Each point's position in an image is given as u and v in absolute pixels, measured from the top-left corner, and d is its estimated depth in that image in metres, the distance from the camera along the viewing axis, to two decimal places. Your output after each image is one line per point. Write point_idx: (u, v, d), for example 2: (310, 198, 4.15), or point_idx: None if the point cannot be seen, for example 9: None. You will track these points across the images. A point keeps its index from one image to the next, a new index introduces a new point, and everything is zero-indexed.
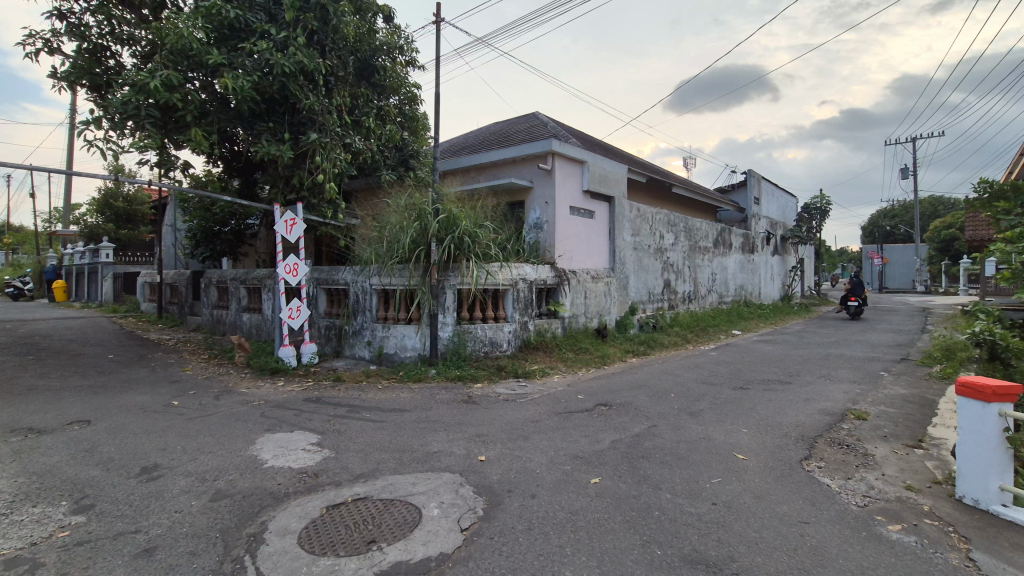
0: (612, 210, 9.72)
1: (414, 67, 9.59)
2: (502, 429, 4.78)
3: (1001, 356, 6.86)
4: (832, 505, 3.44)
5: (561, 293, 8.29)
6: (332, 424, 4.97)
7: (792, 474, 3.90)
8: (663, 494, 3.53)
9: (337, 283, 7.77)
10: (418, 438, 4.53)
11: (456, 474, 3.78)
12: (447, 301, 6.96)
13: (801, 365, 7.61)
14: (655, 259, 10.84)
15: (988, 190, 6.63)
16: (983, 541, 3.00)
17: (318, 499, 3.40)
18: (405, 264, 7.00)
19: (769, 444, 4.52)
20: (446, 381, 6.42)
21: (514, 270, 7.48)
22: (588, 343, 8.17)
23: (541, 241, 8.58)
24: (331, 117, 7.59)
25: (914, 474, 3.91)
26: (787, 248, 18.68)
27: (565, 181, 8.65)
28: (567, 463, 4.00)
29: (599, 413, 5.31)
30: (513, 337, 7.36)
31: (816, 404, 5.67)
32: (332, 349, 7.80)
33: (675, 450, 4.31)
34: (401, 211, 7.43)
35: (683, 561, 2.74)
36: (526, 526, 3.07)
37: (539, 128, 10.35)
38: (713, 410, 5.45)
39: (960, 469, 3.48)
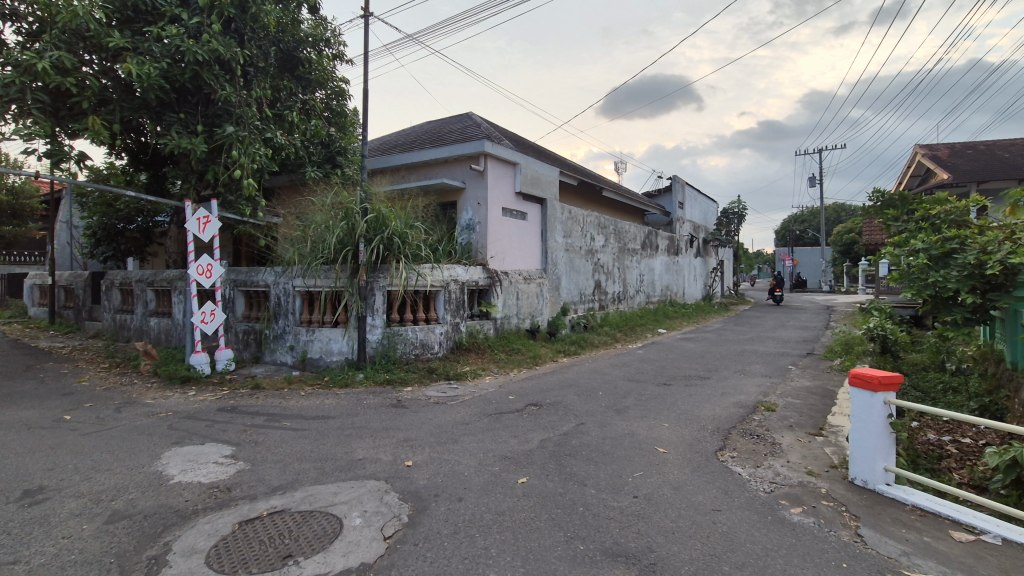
0: (544, 211, 9.86)
1: (342, 61, 9.29)
2: (431, 432, 4.71)
3: (891, 350, 7.66)
4: (742, 492, 3.66)
5: (493, 294, 8.32)
6: (248, 434, 4.70)
7: (707, 465, 4.12)
8: (587, 490, 3.62)
9: (257, 285, 7.40)
10: (343, 446, 4.38)
11: (381, 481, 3.68)
12: (376, 303, 6.77)
13: (719, 361, 8.07)
14: (586, 260, 11.13)
15: (880, 199, 7.33)
16: (870, 518, 3.31)
17: (231, 514, 3.20)
18: (331, 264, 6.78)
19: (687, 437, 4.74)
20: (374, 386, 6.25)
21: (446, 271, 7.41)
22: (520, 343, 8.24)
23: (473, 241, 8.56)
24: (251, 109, 7.17)
25: (815, 460, 4.24)
26: (709, 251, 19.76)
27: (497, 182, 8.68)
28: (495, 464, 4.01)
29: (529, 413, 5.36)
30: (444, 338, 7.27)
31: (731, 397, 6.02)
32: (251, 355, 7.41)
33: (600, 447, 4.43)
34: (327, 209, 7.16)
35: (605, 555, 2.82)
36: (451, 530, 3.04)
37: (472, 128, 10.35)
38: (638, 406, 5.65)
39: (853, 453, 3.81)
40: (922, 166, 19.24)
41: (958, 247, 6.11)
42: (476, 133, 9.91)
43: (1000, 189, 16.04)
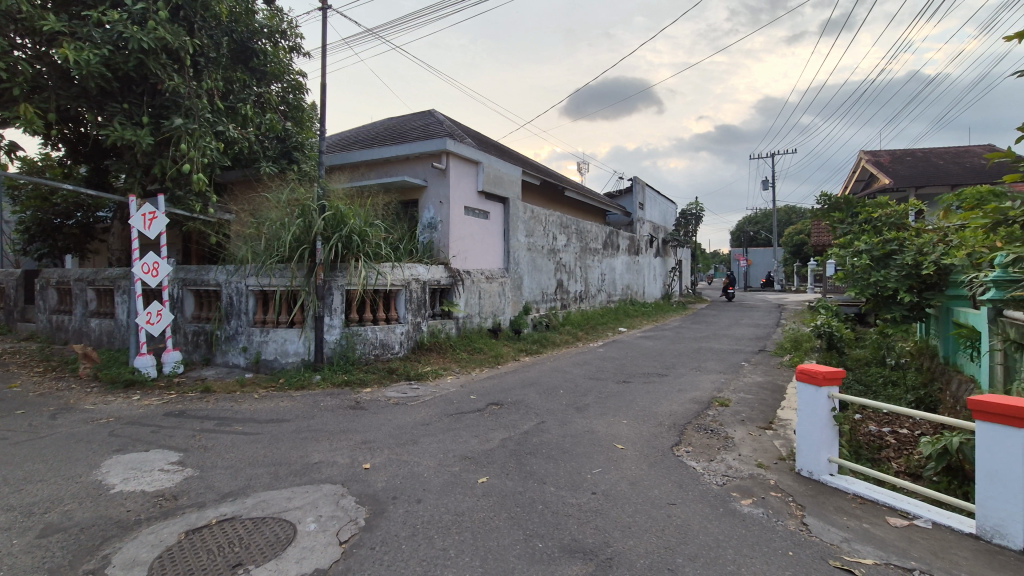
0: (507, 211, 9.86)
1: (299, 54, 9.04)
2: (390, 434, 4.64)
3: (837, 346, 7.95)
4: (696, 486, 3.77)
5: (455, 293, 8.28)
6: (197, 439, 4.52)
7: (664, 460, 4.23)
8: (547, 487, 3.64)
9: (207, 284, 7.12)
10: (298, 449, 4.26)
11: (337, 485, 3.61)
12: (334, 303, 6.63)
13: (676, 359, 8.28)
14: (548, 260, 11.20)
15: (827, 202, 7.73)
16: (815, 507, 3.46)
17: (177, 523, 3.07)
18: (286, 263, 6.61)
19: (644, 433, 4.85)
20: (332, 388, 6.11)
21: (407, 270, 7.31)
22: (482, 342, 8.22)
23: (435, 241, 8.48)
24: (201, 101, 6.88)
25: (764, 453, 4.41)
26: (668, 251, 20.25)
27: (459, 181, 8.62)
28: (455, 464, 3.99)
29: (490, 412, 5.36)
30: (405, 338, 7.17)
31: (687, 394, 6.19)
32: (201, 357, 7.12)
33: (560, 444, 4.47)
34: (282, 206, 6.94)
35: (563, 551, 2.85)
36: (409, 532, 3.00)
37: (434, 126, 10.24)
38: (598, 404, 5.73)
39: (800, 446, 3.97)
40: (865, 172, 20.31)
41: (898, 248, 6.47)
42: (439, 130, 9.82)
43: (936, 195, 17.13)
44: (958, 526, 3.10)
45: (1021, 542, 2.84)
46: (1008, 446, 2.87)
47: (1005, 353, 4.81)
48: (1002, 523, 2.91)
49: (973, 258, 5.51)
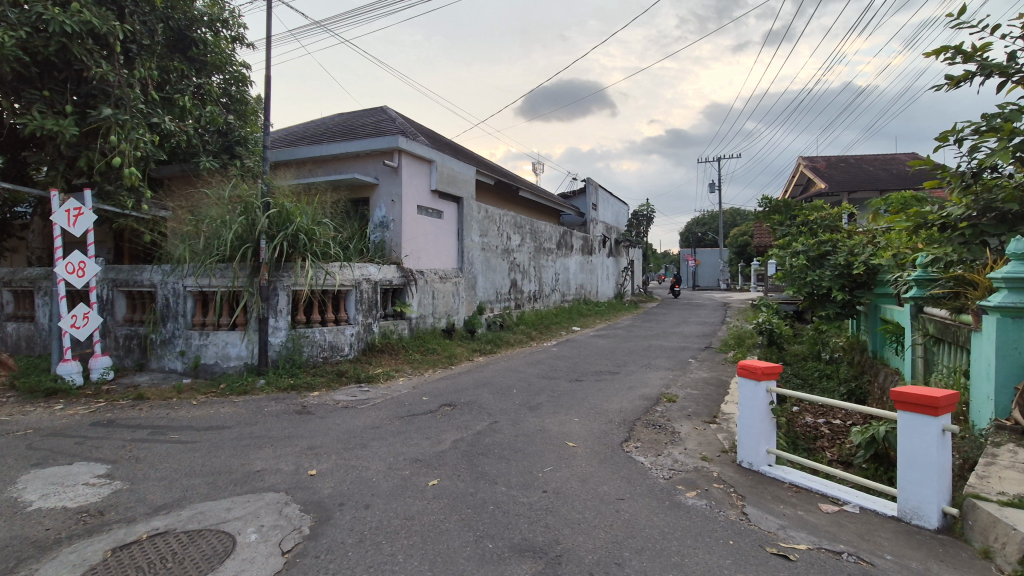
0: (461, 211, 9.80)
1: (242, 45, 8.67)
2: (338, 438, 4.53)
3: (777, 342, 8.39)
4: (644, 480, 3.86)
5: (408, 293, 8.17)
6: (128, 450, 4.25)
7: (613, 456, 4.31)
8: (498, 487, 3.64)
9: (141, 284, 6.73)
10: (238, 458, 4.08)
11: (281, 493, 3.48)
12: (279, 303, 6.41)
13: (627, 357, 8.47)
14: (502, 260, 11.21)
15: (768, 205, 8.10)
16: (754, 496, 3.62)
17: (103, 541, 2.87)
18: (228, 263, 6.35)
19: (596, 430, 4.93)
20: (277, 392, 5.90)
21: (357, 270, 7.14)
22: (436, 343, 8.14)
23: (386, 240, 8.32)
24: (133, 90, 6.48)
25: (708, 446, 4.57)
26: (621, 251, 20.71)
27: (412, 179, 8.49)
28: (405, 468, 3.92)
29: (442, 413, 5.32)
30: (355, 340, 7.00)
31: (637, 391, 6.35)
32: (133, 362, 6.71)
33: (513, 444, 4.48)
34: (223, 203, 6.63)
35: (512, 550, 2.85)
36: (356, 538, 2.93)
37: (387, 123, 10.05)
38: (550, 403, 5.79)
39: (741, 439, 4.14)
40: (803, 177, 21.42)
41: (831, 250, 6.87)
42: (391, 128, 9.64)
43: (866, 199, 18.29)
44: (881, 509, 3.32)
45: (936, 522, 3.07)
46: (926, 433, 3.09)
47: (925, 347, 5.19)
48: (919, 505, 3.13)
49: (898, 259, 5.93)
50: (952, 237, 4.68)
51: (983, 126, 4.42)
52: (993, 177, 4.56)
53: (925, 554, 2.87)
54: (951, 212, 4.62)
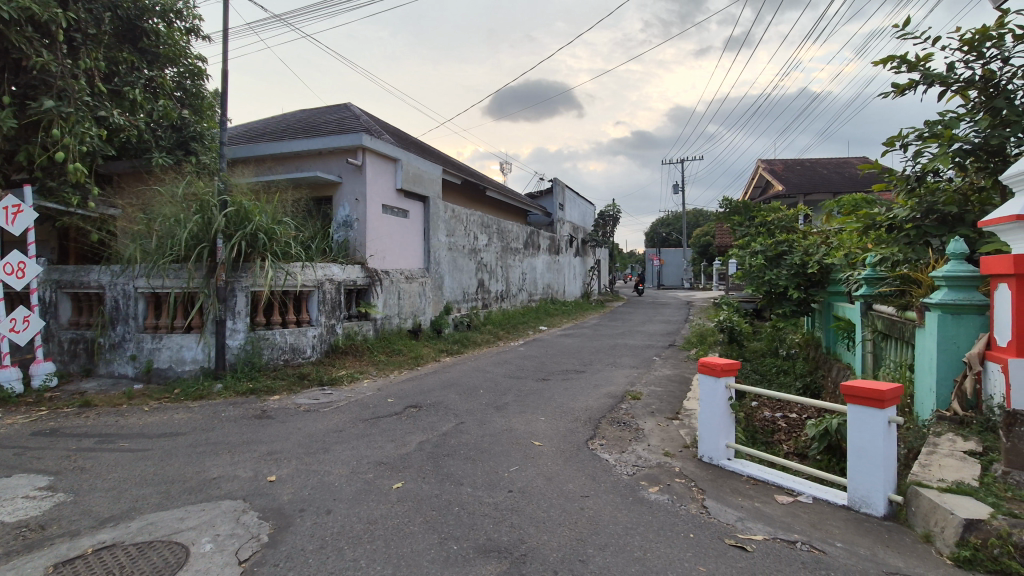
0: (427, 210, 9.71)
1: (198, 37, 8.36)
2: (299, 443, 4.42)
3: (737, 339, 8.64)
4: (608, 477, 3.92)
5: (373, 294, 8.05)
6: (72, 460, 4.04)
7: (579, 454, 4.36)
8: (463, 489, 3.62)
9: (87, 286, 6.42)
10: (193, 465, 3.94)
11: (238, 500, 3.37)
12: (238, 305, 6.24)
13: (593, 355, 8.57)
14: (469, 260, 11.16)
15: (728, 206, 8.32)
16: (714, 490, 3.72)
17: (43, 557, 2.72)
18: (182, 263, 6.13)
19: (561, 428, 4.97)
20: (235, 397, 5.72)
21: (319, 270, 6.99)
22: (401, 344, 8.04)
23: (350, 240, 8.16)
24: (78, 82, 6.17)
25: (671, 442, 4.67)
26: (587, 251, 20.93)
27: (376, 177, 8.36)
28: (369, 471, 3.86)
29: (408, 415, 5.26)
30: (317, 342, 6.85)
31: (602, 389, 6.42)
32: (79, 367, 6.39)
33: (478, 445, 4.47)
34: (177, 201, 6.38)
35: (477, 552, 2.84)
36: (317, 545, 2.87)
37: (351, 120, 9.87)
38: (517, 402, 5.80)
39: (702, 434, 4.24)
40: (762, 179, 22.13)
41: (787, 250, 7.11)
42: (355, 125, 9.48)
43: (821, 201, 19.06)
44: (832, 499, 3.46)
45: (882, 510, 3.22)
46: (873, 425, 3.24)
47: (874, 343, 5.43)
48: (867, 494, 3.27)
49: (849, 259, 6.19)
50: (898, 238, 4.92)
51: (925, 133, 4.67)
52: (936, 181, 4.82)
53: (872, 540, 3.01)
54: (898, 213, 4.85)
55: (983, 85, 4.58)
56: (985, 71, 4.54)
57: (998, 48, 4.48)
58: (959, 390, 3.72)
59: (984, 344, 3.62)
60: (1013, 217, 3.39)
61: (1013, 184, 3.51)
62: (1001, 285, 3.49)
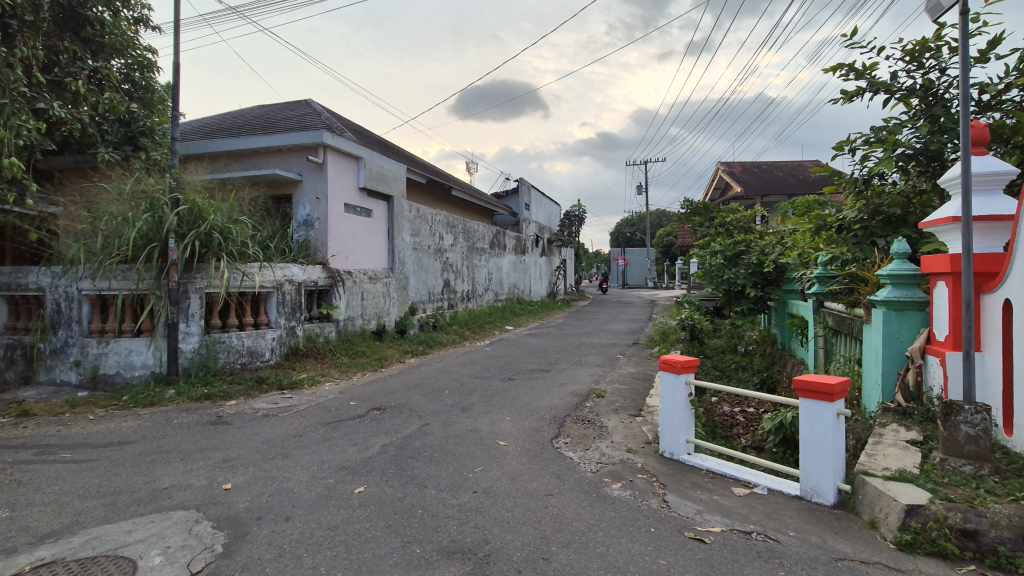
0: (391, 210, 9.57)
1: (147, 28, 8.00)
2: (256, 449, 4.29)
3: (698, 337, 8.87)
4: (572, 475, 3.95)
5: (335, 295, 7.90)
6: (9, 473, 3.81)
7: (543, 452, 4.38)
8: (427, 491, 3.59)
9: (25, 288, 6.06)
10: (143, 475, 3.77)
11: (191, 510, 3.25)
12: (191, 307, 6.01)
13: (559, 354, 8.64)
14: (434, 260, 11.07)
15: (689, 206, 8.53)
16: (674, 484, 3.80)
17: None
18: (131, 264, 5.88)
19: (526, 428, 4.99)
20: (189, 403, 5.50)
21: (278, 271, 6.79)
22: (365, 345, 7.91)
23: (311, 239, 7.97)
24: (13, 71, 5.83)
25: (634, 439, 4.75)
26: (553, 251, 21.09)
27: (338, 176, 8.20)
28: (330, 476, 3.78)
29: (371, 418, 5.18)
30: (276, 344, 6.66)
31: (568, 387, 6.48)
32: (17, 375, 6.02)
33: (443, 446, 4.44)
34: (124, 199, 6.08)
35: (440, 554, 2.82)
36: (275, 553, 2.79)
37: (311, 117, 9.64)
38: (482, 403, 5.78)
39: (663, 430, 4.33)
40: (722, 181, 22.78)
41: (745, 249, 7.33)
42: (316, 122, 9.27)
43: (776, 202, 19.76)
44: (786, 490, 3.59)
45: (831, 499, 3.36)
46: (823, 417, 3.38)
47: (825, 338, 5.66)
48: (818, 484, 3.41)
49: (802, 258, 6.43)
50: (847, 238, 5.14)
51: (871, 138, 4.90)
52: (881, 184, 5.05)
53: (822, 528, 3.14)
54: (847, 214, 5.07)
55: (923, 93, 4.84)
56: (926, 80, 4.80)
57: (936, 58, 4.74)
58: (902, 382, 3.92)
59: (924, 339, 3.83)
60: (948, 218, 3.59)
61: (949, 187, 3.71)
62: (939, 283, 3.69)
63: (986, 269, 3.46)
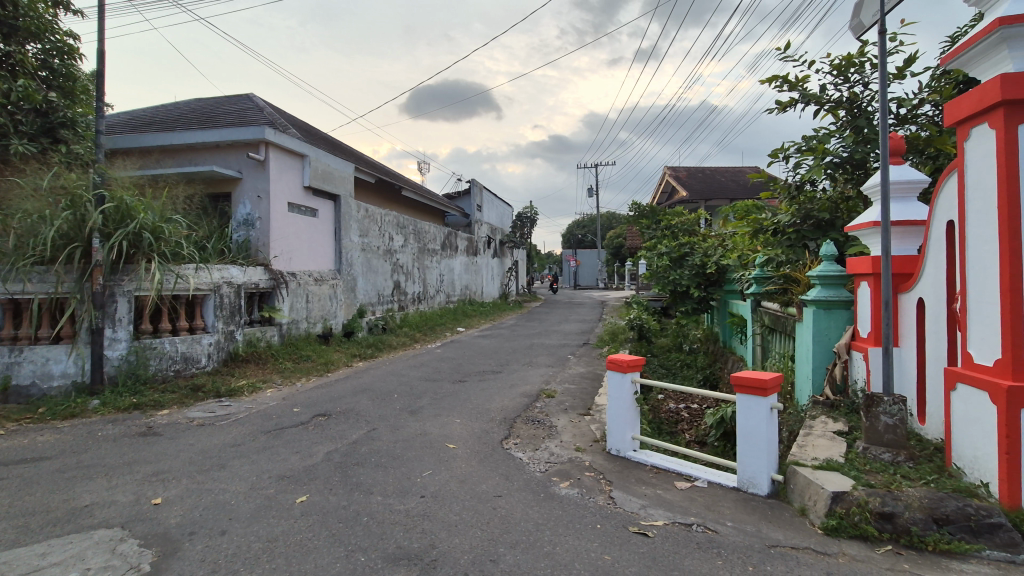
0: (338, 209, 9.32)
1: (68, 12, 7.47)
2: (190, 460, 4.07)
3: (646, 336, 9.13)
4: (521, 475, 3.98)
5: (278, 297, 7.63)
6: None
7: (493, 454, 4.39)
8: (373, 497, 3.51)
9: None
10: (61, 493, 3.50)
11: (115, 528, 3.04)
12: (118, 311, 5.65)
13: (510, 355, 8.68)
14: (384, 261, 10.87)
15: (638, 209, 8.76)
16: (620, 481, 3.89)
17: None
18: (48, 266, 5.45)
19: (476, 430, 4.98)
20: (115, 413, 5.15)
21: (216, 272, 6.50)
22: (310, 349, 7.67)
23: (251, 239, 7.65)
24: None
25: (582, 438, 4.82)
26: (506, 253, 21.17)
27: (281, 174, 7.90)
28: (270, 486, 3.63)
29: (315, 424, 5.02)
30: (214, 350, 6.37)
31: (518, 388, 6.51)
32: None
33: (391, 451, 4.36)
34: (41, 195, 5.66)
35: (385, 561, 2.77)
36: (208, 569, 2.65)
37: (253, 112, 9.27)
38: (432, 406, 5.72)
39: (610, 428, 4.42)
40: (668, 185, 23.56)
41: (689, 251, 7.60)
42: (257, 117, 8.91)
43: (719, 206, 20.61)
44: (725, 482, 3.74)
45: (766, 489, 3.53)
46: (757, 412, 3.55)
47: (763, 336, 5.95)
48: (753, 475, 3.57)
49: (742, 260, 6.73)
50: (781, 241, 5.42)
51: (803, 146, 5.19)
52: (812, 190, 5.37)
53: (757, 517, 3.29)
54: (781, 219, 5.34)
55: (849, 106, 5.18)
56: (851, 94, 5.15)
57: (860, 73, 5.09)
58: (830, 376, 4.19)
59: (849, 336, 4.09)
60: (870, 223, 3.85)
61: (870, 194, 4.00)
62: (863, 284, 3.95)
63: (903, 270, 3.74)
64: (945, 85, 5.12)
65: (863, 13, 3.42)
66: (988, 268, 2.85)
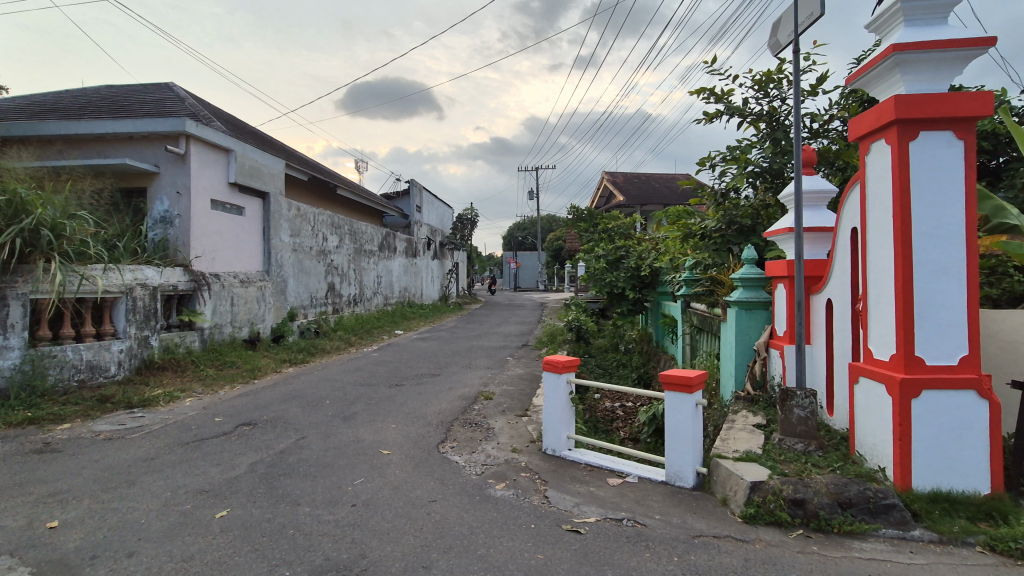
0: (267, 207, 8.90)
1: None
2: (94, 478, 3.74)
3: (584, 337, 9.33)
4: (457, 479, 3.94)
5: (199, 301, 7.16)
6: None
7: (428, 458, 4.33)
8: (301, 509, 3.37)
9: None
10: None
11: (1, 557, 2.74)
12: (9, 315, 5.05)
13: (448, 358, 8.60)
14: (317, 262, 10.48)
15: (577, 212, 8.95)
16: (555, 480, 3.95)
17: None
18: None
19: (412, 434, 4.89)
20: (5, 429, 4.64)
21: (127, 274, 6.04)
22: (235, 355, 7.26)
23: (169, 238, 7.15)
24: None
25: (518, 438, 4.86)
26: (446, 254, 21.01)
27: (204, 168, 7.44)
28: (186, 502, 3.40)
29: (239, 434, 4.75)
30: (124, 357, 5.91)
31: (455, 391, 6.46)
32: None
33: (321, 459, 4.21)
34: None
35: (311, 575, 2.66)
36: None
37: (172, 102, 8.67)
38: (366, 411, 5.56)
39: (546, 429, 4.47)
40: (606, 190, 24.21)
41: (625, 254, 7.85)
42: (177, 108, 8.35)
43: (654, 212, 21.42)
44: (654, 477, 3.88)
45: (690, 481, 3.69)
46: (682, 408, 3.71)
47: (692, 335, 6.23)
48: (679, 469, 3.73)
49: (673, 263, 7.02)
50: (708, 245, 5.69)
51: (728, 156, 5.49)
52: (737, 198, 5.68)
53: (683, 509, 3.44)
54: (708, 224, 5.61)
55: (769, 119, 5.53)
56: (771, 108, 5.50)
57: (778, 89, 5.44)
58: (751, 373, 4.45)
59: (768, 335, 4.36)
60: (785, 229, 4.13)
61: (785, 202, 4.29)
62: (779, 286, 4.22)
63: (814, 273, 4.03)
64: (852, 103, 5.59)
65: (780, 31, 3.66)
66: (885, 271, 3.12)
